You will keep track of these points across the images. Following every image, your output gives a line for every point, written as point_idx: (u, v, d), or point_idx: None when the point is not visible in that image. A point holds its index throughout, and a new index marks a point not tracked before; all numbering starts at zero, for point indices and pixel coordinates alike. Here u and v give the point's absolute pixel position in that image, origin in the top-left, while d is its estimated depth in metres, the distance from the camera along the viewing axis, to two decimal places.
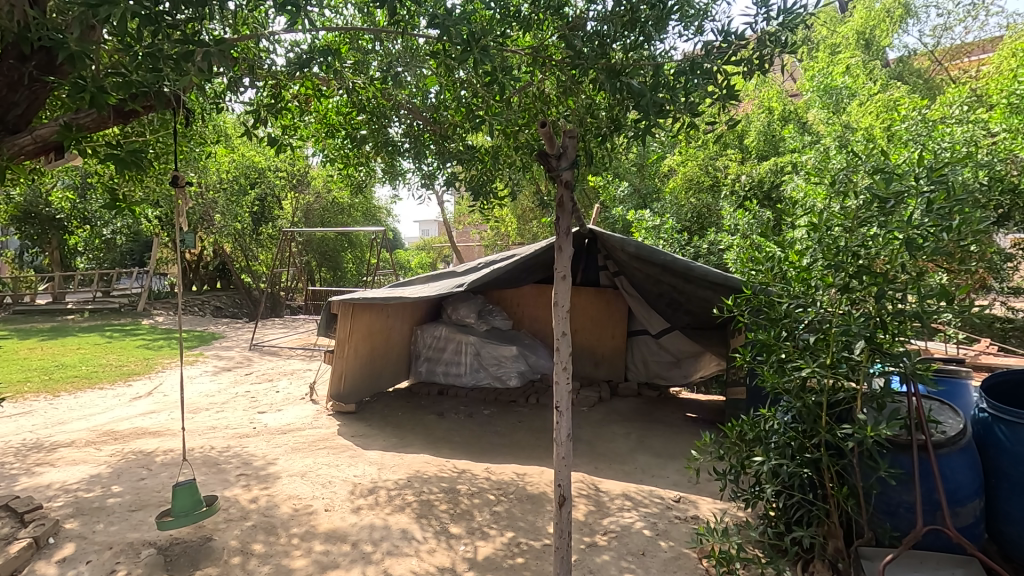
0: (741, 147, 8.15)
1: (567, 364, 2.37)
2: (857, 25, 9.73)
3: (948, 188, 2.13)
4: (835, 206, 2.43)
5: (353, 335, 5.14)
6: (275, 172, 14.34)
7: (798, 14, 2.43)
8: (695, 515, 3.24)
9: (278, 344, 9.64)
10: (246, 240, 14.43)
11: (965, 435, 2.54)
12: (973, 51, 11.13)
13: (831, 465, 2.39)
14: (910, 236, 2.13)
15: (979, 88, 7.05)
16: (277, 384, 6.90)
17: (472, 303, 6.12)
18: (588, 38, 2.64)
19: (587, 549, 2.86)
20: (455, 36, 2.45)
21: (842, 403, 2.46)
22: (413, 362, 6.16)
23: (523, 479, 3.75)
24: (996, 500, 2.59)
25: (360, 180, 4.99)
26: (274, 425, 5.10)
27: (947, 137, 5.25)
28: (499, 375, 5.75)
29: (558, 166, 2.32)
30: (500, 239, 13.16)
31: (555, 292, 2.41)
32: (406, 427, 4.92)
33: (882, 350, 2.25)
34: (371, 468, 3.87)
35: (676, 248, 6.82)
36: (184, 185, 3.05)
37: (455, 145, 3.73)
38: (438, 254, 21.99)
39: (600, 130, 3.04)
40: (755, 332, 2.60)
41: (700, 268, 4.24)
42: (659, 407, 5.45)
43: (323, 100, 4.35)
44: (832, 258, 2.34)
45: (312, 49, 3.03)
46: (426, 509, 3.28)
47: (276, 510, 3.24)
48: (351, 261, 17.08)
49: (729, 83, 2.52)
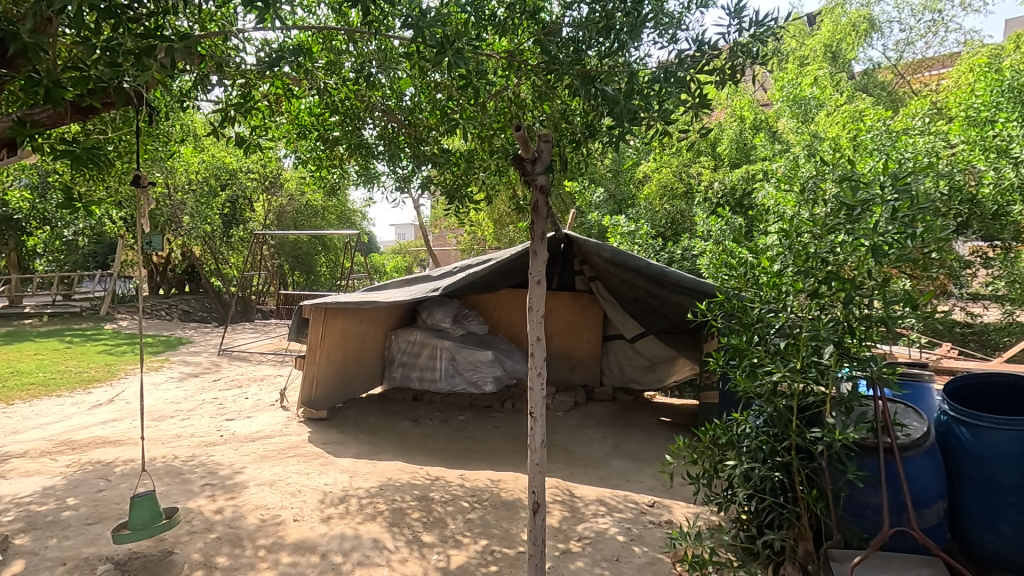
0: (714, 154, 8.25)
1: (541, 369, 2.37)
2: (825, 38, 10.08)
3: (911, 197, 2.18)
4: (805, 213, 2.47)
5: (325, 339, 5.05)
6: (247, 173, 13.93)
7: (769, 26, 2.45)
8: (669, 520, 3.24)
9: (248, 350, 9.42)
10: (216, 242, 14.05)
11: (929, 438, 2.60)
12: (933, 66, 11.63)
13: (801, 469, 2.43)
14: (875, 243, 2.17)
15: (941, 100, 7.31)
16: (247, 391, 6.70)
17: (447, 307, 6.07)
18: (562, 44, 2.62)
19: (561, 556, 2.84)
20: (429, 37, 2.43)
21: (811, 407, 2.49)
22: (387, 367, 6.06)
23: (497, 486, 3.71)
24: (960, 501, 2.65)
25: (334, 184, 4.88)
26: (242, 432, 4.97)
27: (910, 147, 5.47)
28: (474, 381, 5.67)
29: (533, 171, 2.37)
30: (477, 243, 13.14)
31: (529, 297, 2.41)
32: (379, 434, 4.84)
33: (850, 355, 2.31)
34: (343, 476, 3.79)
35: (650, 253, 6.95)
36: (147, 184, 2.92)
37: (429, 148, 3.60)
38: (416, 258, 21.87)
39: (574, 136, 2.93)
40: (728, 337, 2.62)
41: (675, 273, 4.28)
42: (634, 411, 5.48)
43: (295, 101, 4.26)
44: (802, 265, 2.39)
45: (283, 47, 3.00)
46: (398, 518, 3.21)
47: (242, 521, 3.14)
48: (325, 265, 16.73)
49: (702, 92, 2.53)
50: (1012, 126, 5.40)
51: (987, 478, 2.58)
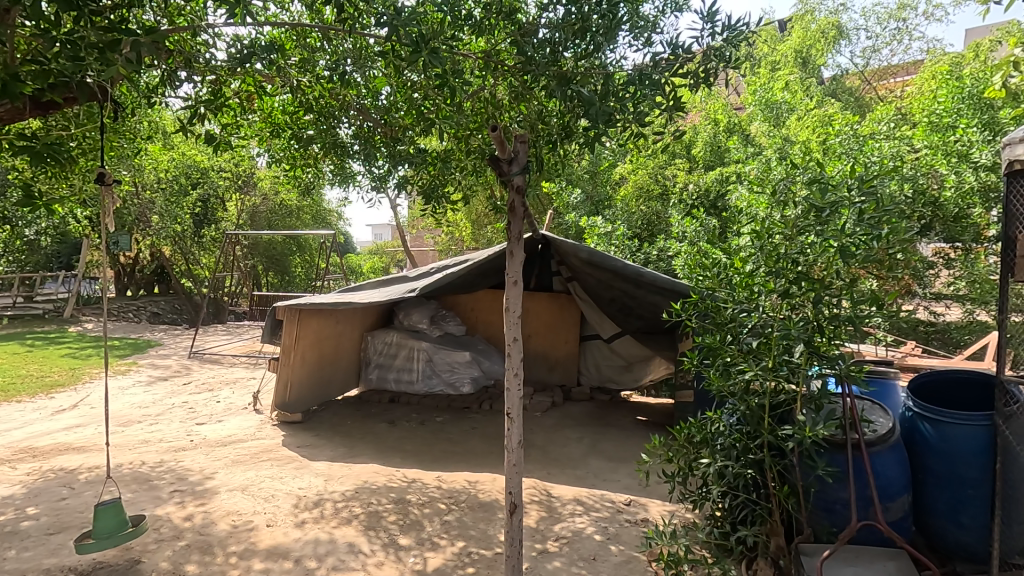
0: (689, 156, 8.37)
1: (518, 370, 2.37)
2: (795, 44, 10.32)
3: (877, 200, 2.25)
4: (776, 214, 2.51)
5: (299, 341, 4.98)
6: (218, 172, 13.63)
7: (741, 31, 2.49)
8: (645, 519, 3.28)
9: (220, 352, 9.22)
10: (187, 242, 13.72)
11: (894, 433, 2.67)
12: (898, 72, 12.00)
13: (773, 466, 2.47)
14: (843, 244, 2.23)
15: (905, 106, 7.54)
16: (218, 395, 6.55)
17: (425, 308, 6.02)
18: (539, 45, 2.62)
19: (538, 557, 2.85)
20: (404, 36, 2.41)
21: (783, 405, 2.54)
22: (363, 369, 6.00)
23: (475, 487, 3.70)
24: (924, 494, 2.74)
25: (309, 183, 4.80)
26: (213, 437, 4.86)
27: (876, 151, 5.64)
28: (452, 381, 5.60)
29: (510, 171, 2.39)
30: (455, 244, 13.09)
31: (506, 298, 2.41)
32: (356, 437, 4.78)
33: (820, 353, 2.37)
34: (317, 480, 3.74)
35: (627, 254, 7.03)
36: (113, 182, 2.83)
37: (404, 147, 3.54)
38: (393, 259, 21.68)
39: (551, 137, 2.94)
40: (702, 337, 2.66)
41: (650, 274, 4.34)
42: (611, 411, 5.52)
43: (268, 99, 4.18)
44: (773, 265, 2.44)
45: (254, 43, 2.94)
46: (374, 521, 3.18)
47: (213, 527, 3.07)
48: (299, 265, 16.46)
49: (677, 95, 2.56)
50: (972, 131, 5.61)
51: (950, 472, 2.66)
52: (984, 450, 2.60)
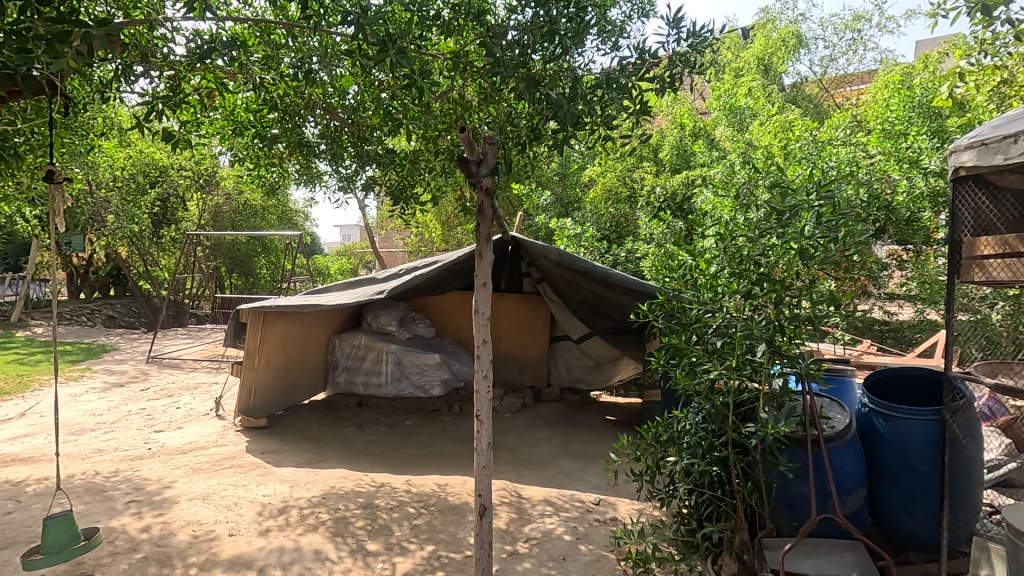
0: (656, 160, 8.52)
1: (487, 372, 2.37)
2: (757, 51, 10.62)
3: (834, 204, 2.33)
4: (739, 217, 2.59)
5: (264, 345, 4.86)
6: (179, 170, 13.19)
7: (705, 37, 2.53)
8: (614, 518, 3.31)
9: (180, 357, 8.92)
10: (145, 243, 13.23)
11: (851, 429, 2.77)
12: (854, 81, 12.47)
13: (737, 463, 2.53)
14: (803, 246, 2.29)
15: (861, 113, 7.85)
16: (178, 400, 6.34)
17: (394, 310, 5.94)
18: (508, 47, 2.61)
19: (508, 558, 2.84)
20: (371, 35, 2.39)
21: (746, 403, 2.60)
22: (331, 373, 5.89)
23: (444, 490, 3.67)
24: (878, 487, 2.84)
25: (274, 183, 4.68)
26: (172, 444, 4.69)
27: (833, 157, 5.85)
28: (421, 384, 5.59)
29: (479, 173, 2.37)
30: (424, 245, 12.99)
31: (475, 300, 2.40)
32: (323, 441, 4.69)
33: (781, 352, 2.42)
34: (283, 486, 3.65)
35: (596, 255, 7.11)
36: (63, 180, 2.71)
37: (372, 148, 3.50)
38: (361, 260, 21.38)
39: (520, 138, 2.93)
40: (668, 337, 2.71)
41: (619, 275, 4.41)
42: (580, 411, 5.56)
43: (230, 96, 4.06)
44: (736, 267, 2.50)
45: (215, 38, 2.85)
46: (342, 527, 3.12)
47: (172, 538, 2.97)
48: (264, 266, 16.07)
49: (644, 99, 2.60)
50: (922, 138, 5.89)
51: (902, 465, 2.77)
52: (933, 442, 2.71)
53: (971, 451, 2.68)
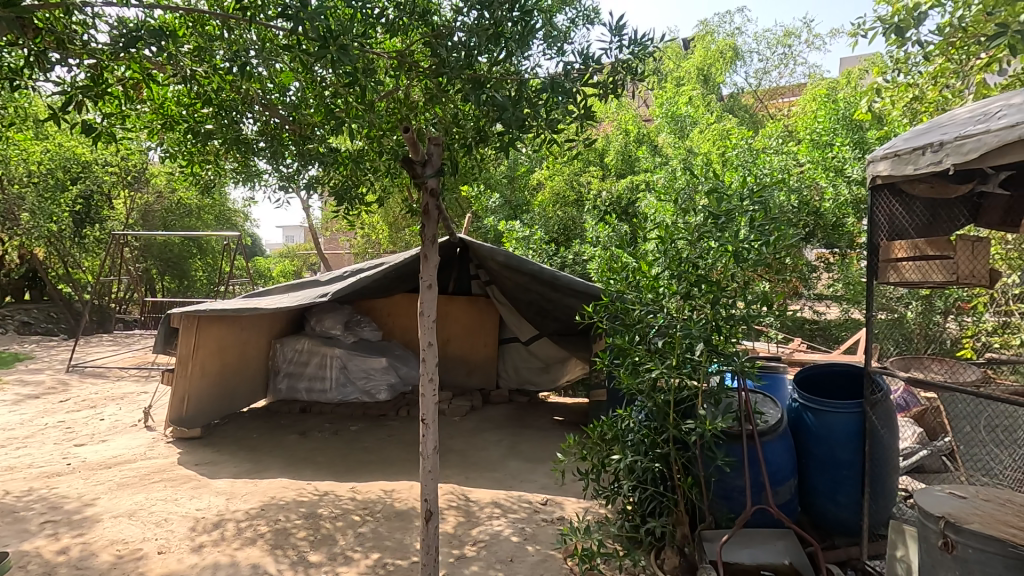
0: (602, 165, 8.71)
1: (433, 375, 2.34)
2: (697, 62, 11.05)
3: (765, 208, 2.46)
4: (679, 221, 2.66)
5: (198, 351, 4.65)
6: (104, 166, 12.36)
7: (646, 46, 2.62)
8: (561, 517, 3.34)
9: (105, 365, 8.35)
10: (65, 244, 12.32)
11: (783, 423, 2.92)
12: (785, 93, 13.17)
13: (678, 459, 2.63)
14: (737, 249, 2.42)
15: (791, 124, 8.30)
16: (102, 412, 5.92)
17: (338, 314, 5.77)
18: (453, 48, 2.58)
19: (455, 563, 2.82)
20: (311, 30, 2.32)
21: (686, 400, 2.70)
22: (271, 379, 5.64)
23: (391, 496, 3.60)
24: (807, 478, 3.00)
25: (209, 181, 4.46)
26: (95, 458, 4.39)
27: (767, 164, 6.16)
28: (367, 389, 5.39)
29: (424, 174, 2.37)
30: (371, 247, 12.74)
31: (420, 301, 2.37)
32: (263, 450, 4.51)
33: (717, 351, 2.54)
34: (218, 499, 3.48)
35: (544, 257, 7.17)
36: None
37: (314, 145, 3.37)
38: (305, 262, 20.71)
39: (465, 140, 2.89)
40: (612, 337, 2.76)
41: (565, 277, 4.47)
42: (529, 412, 5.60)
43: (158, 88, 3.84)
44: (676, 268, 2.59)
45: (140, 27, 2.69)
46: (281, 539, 3.01)
47: (93, 560, 2.77)
48: (200, 269, 15.29)
49: (587, 105, 2.65)
50: (845, 149, 6.29)
51: (829, 456, 2.94)
52: (855, 434, 2.89)
53: (888, 441, 2.88)
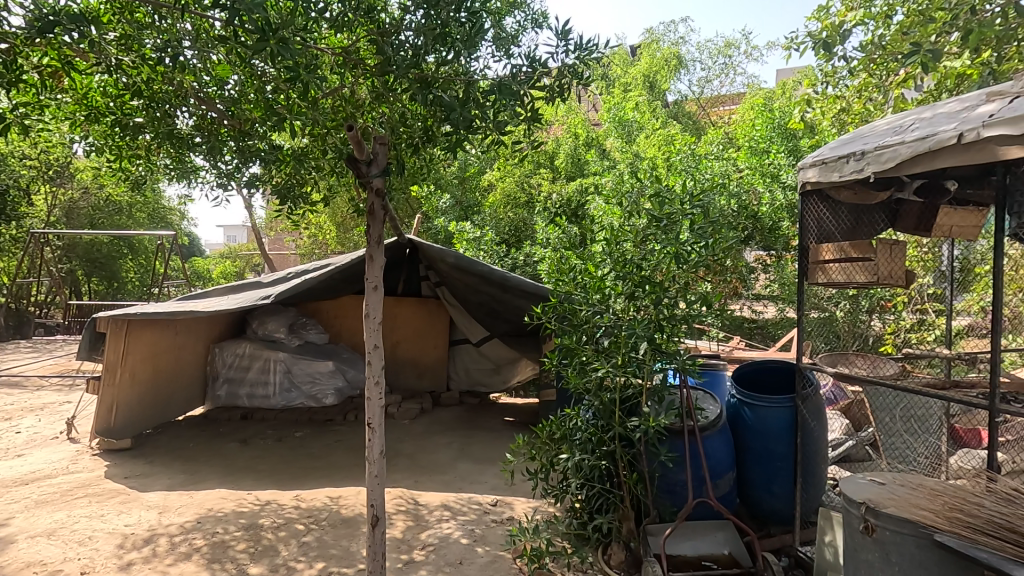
0: (552, 167, 8.82)
1: (379, 378, 2.30)
2: (644, 69, 11.36)
3: (705, 211, 2.54)
4: (625, 224, 2.71)
5: (127, 357, 4.43)
6: (21, 160, 11.46)
7: (592, 50, 2.65)
8: (511, 517, 3.36)
9: (22, 374, 7.73)
10: None
11: (722, 418, 3.04)
12: (726, 101, 13.73)
13: (624, 456, 2.69)
14: (678, 250, 2.50)
15: (732, 131, 8.66)
16: (19, 424, 5.49)
17: (282, 316, 5.52)
18: (399, 47, 2.53)
19: (404, 568, 2.78)
20: (248, 22, 2.24)
21: (631, 398, 2.77)
22: (210, 385, 5.37)
23: (337, 503, 3.51)
24: (745, 471, 3.14)
25: (139, 177, 4.21)
26: (10, 474, 4.06)
27: (709, 170, 6.40)
28: (313, 394, 5.14)
29: (369, 173, 2.31)
30: (318, 248, 12.39)
31: (365, 303, 2.33)
32: (200, 460, 4.30)
33: (661, 350, 2.61)
34: (150, 513, 3.29)
35: (495, 259, 7.19)
36: None
37: (255, 142, 3.20)
38: (248, 263, 19.92)
39: (412, 140, 2.93)
40: (561, 338, 2.80)
41: (515, 279, 4.49)
42: (480, 413, 5.59)
43: (81, 77, 3.60)
44: (621, 269, 2.65)
45: (59, 12, 2.51)
46: (219, 552, 2.88)
47: None
48: (132, 270, 14.43)
49: (534, 107, 2.69)
50: (780, 156, 6.63)
51: (764, 449, 3.09)
52: (788, 427, 3.05)
53: (818, 433, 3.05)
